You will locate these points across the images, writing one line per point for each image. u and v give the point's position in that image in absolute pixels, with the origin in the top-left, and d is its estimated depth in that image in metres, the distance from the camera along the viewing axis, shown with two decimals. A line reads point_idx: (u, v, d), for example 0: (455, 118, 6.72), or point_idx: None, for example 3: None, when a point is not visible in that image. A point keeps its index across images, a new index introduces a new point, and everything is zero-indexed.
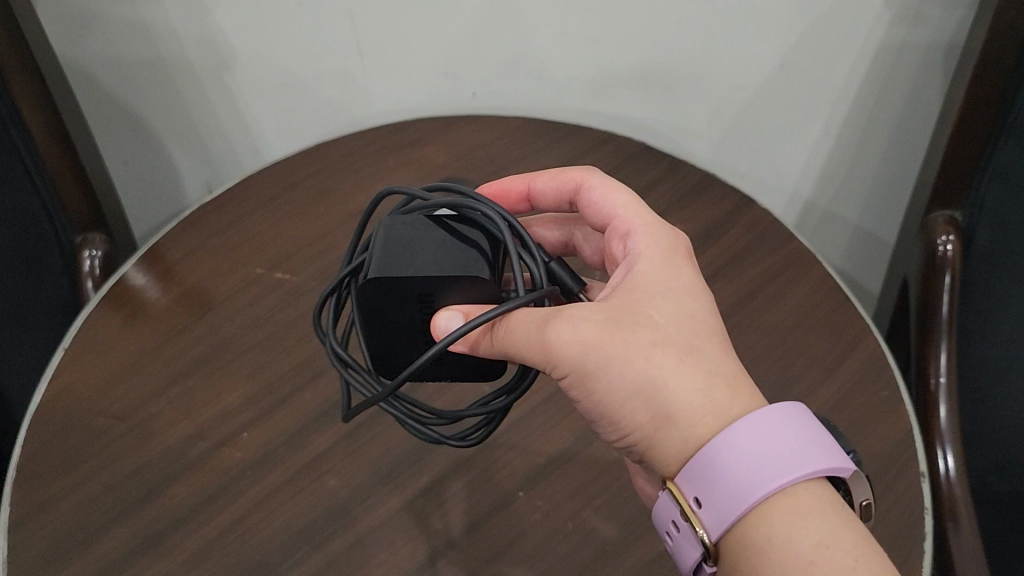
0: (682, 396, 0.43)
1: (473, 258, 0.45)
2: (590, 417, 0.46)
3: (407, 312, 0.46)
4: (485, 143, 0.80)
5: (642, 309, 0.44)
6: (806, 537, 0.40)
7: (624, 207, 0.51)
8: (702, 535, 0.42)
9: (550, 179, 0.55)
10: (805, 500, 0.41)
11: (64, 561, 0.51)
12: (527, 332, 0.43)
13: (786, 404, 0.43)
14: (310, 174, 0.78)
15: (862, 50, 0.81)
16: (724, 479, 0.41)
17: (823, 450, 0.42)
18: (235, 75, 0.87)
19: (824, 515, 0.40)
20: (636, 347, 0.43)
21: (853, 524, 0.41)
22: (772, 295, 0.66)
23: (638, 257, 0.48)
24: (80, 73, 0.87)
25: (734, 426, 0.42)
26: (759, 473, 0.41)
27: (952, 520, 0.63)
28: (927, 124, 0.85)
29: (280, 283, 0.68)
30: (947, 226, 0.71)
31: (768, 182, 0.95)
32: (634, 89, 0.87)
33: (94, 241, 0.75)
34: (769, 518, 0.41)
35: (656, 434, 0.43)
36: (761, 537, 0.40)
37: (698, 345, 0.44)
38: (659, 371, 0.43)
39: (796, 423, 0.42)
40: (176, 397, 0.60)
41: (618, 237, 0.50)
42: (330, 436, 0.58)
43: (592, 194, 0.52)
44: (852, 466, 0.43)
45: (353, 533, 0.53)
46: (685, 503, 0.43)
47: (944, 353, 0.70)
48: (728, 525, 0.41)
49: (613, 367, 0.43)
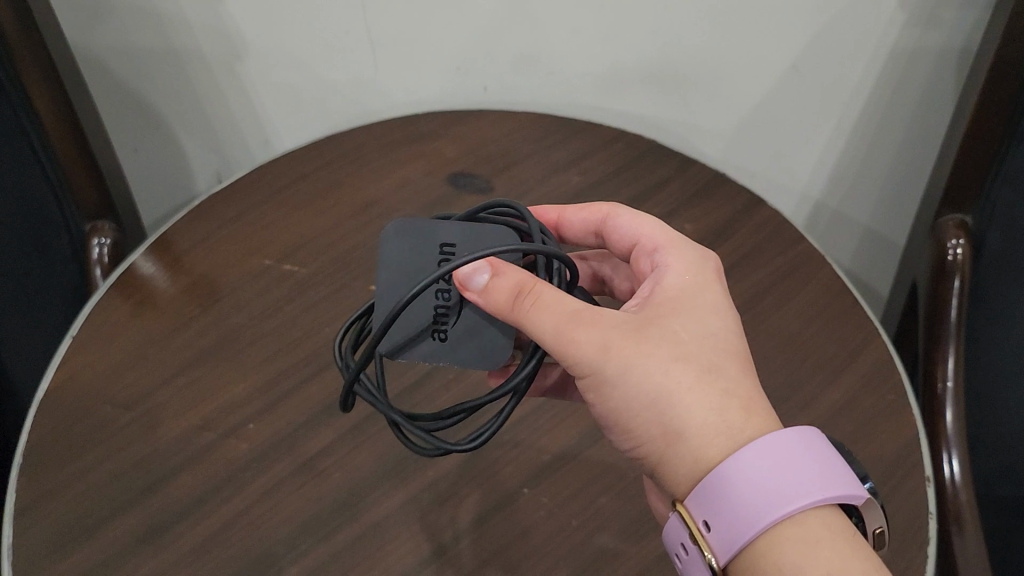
0: (696, 413, 0.43)
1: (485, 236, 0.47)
2: (605, 423, 0.47)
3: (422, 266, 0.48)
4: (495, 138, 0.80)
5: (669, 325, 0.45)
6: (816, 566, 0.40)
7: (650, 228, 0.52)
8: (709, 559, 0.42)
9: (578, 210, 0.56)
10: (815, 529, 0.41)
11: (70, 548, 0.52)
12: (554, 318, 0.44)
13: (799, 429, 0.43)
14: (319, 166, 0.77)
15: (875, 52, 0.80)
16: (734, 504, 0.41)
17: (836, 477, 0.42)
18: (246, 65, 0.87)
19: (834, 546, 0.40)
20: (658, 359, 0.44)
21: (865, 553, 0.40)
22: (780, 297, 0.66)
23: (666, 271, 0.49)
24: (91, 60, 0.87)
25: (746, 450, 0.42)
26: (769, 500, 0.41)
27: (956, 525, 0.63)
28: (939, 127, 0.85)
29: (288, 275, 0.68)
30: (957, 230, 0.70)
31: (778, 182, 0.95)
32: (646, 88, 0.87)
33: (104, 229, 0.75)
34: (778, 547, 0.40)
35: (666, 449, 0.44)
36: (770, 565, 0.40)
37: (718, 364, 0.45)
38: (677, 386, 0.44)
39: (807, 449, 0.42)
40: (183, 386, 0.61)
41: (645, 255, 0.52)
42: (336, 429, 0.58)
43: (620, 221, 0.54)
44: (865, 494, 0.42)
45: (357, 526, 0.53)
46: (694, 526, 0.43)
47: (951, 357, 0.70)
48: (736, 551, 0.41)
49: (630, 376, 0.44)
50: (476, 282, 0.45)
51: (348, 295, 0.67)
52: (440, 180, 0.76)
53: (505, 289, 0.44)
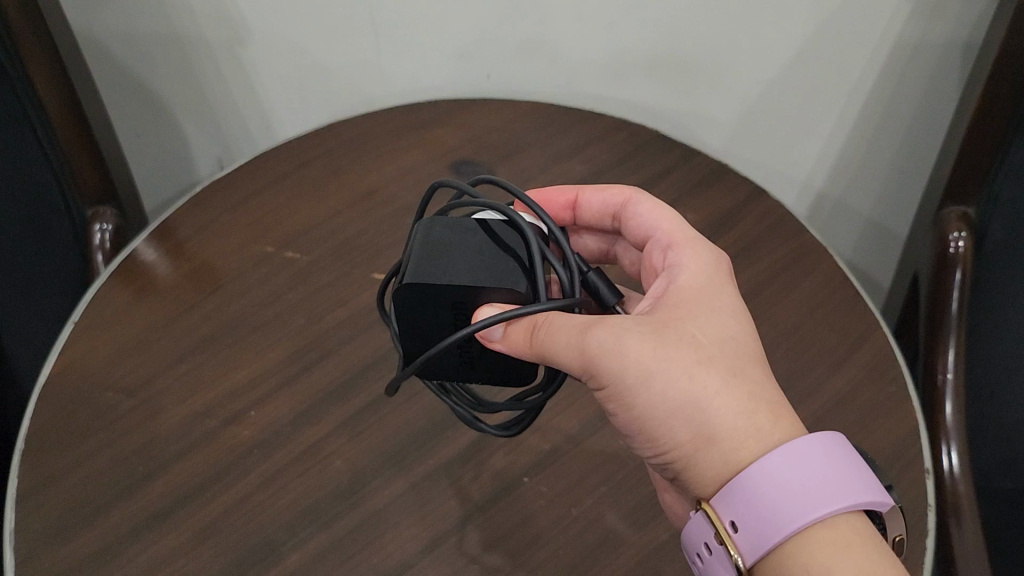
0: (726, 418, 0.43)
1: (510, 268, 0.45)
2: (627, 432, 0.47)
3: (441, 318, 0.46)
4: (498, 126, 0.79)
5: (686, 327, 0.45)
6: (845, 570, 0.40)
7: (668, 222, 0.52)
8: (736, 559, 0.42)
9: (597, 191, 0.56)
10: (843, 533, 0.41)
11: (73, 533, 0.52)
12: (568, 338, 0.43)
13: (827, 435, 0.44)
14: (322, 153, 0.77)
15: (880, 42, 0.80)
16: (764, 507, 0.42)
17: (864, 483, 0.42)
18: (248, 51, 0.86)
19: (862, 550, 0.40)
20: (680, 363, 0.44)
21: (891, 559, 0.41)
22: (782, 287, 0.66)
23: (680, 270, 0.49)
24: (93, 45, 0.87)
25: (775, 454, 0.42)
26: (797, 503, 0.41)
27: (954, 517, 0.63)
28: (945, 119, 0.85)
29: (290, 261, 0.68)
30: (959, 222, 0.71)
31: (781, 173, 0.95)
32: (649, 76, 0.86)
33: (105, 215, 0.75)
34: (806, 549, 0.41)
35: (695, 456, 0.44)
36: (798, 567, 0.41)
37: (740, 366, 0.45)
38: (703, 391, 0.44)
39: (836, 454, 0.43)
40: (184, 373, 0.61)
41: (659, 249, 0.52)
42: (338, 416, 0.58)
43: (638, 209, 0.54)
44: (891, 501, 0.43)
45: (359, 513, 0.53)
46: (721, 525, 0.43)
47: (952, 350, 0.70)
48: (762, 552, 0.42)
49: (655, 384, 0.44)
50: (494, 338, 0.45)
51: (351, 283, 0.67)
52: (442, 168, 0.76)
53: (519, 332, 0.44)
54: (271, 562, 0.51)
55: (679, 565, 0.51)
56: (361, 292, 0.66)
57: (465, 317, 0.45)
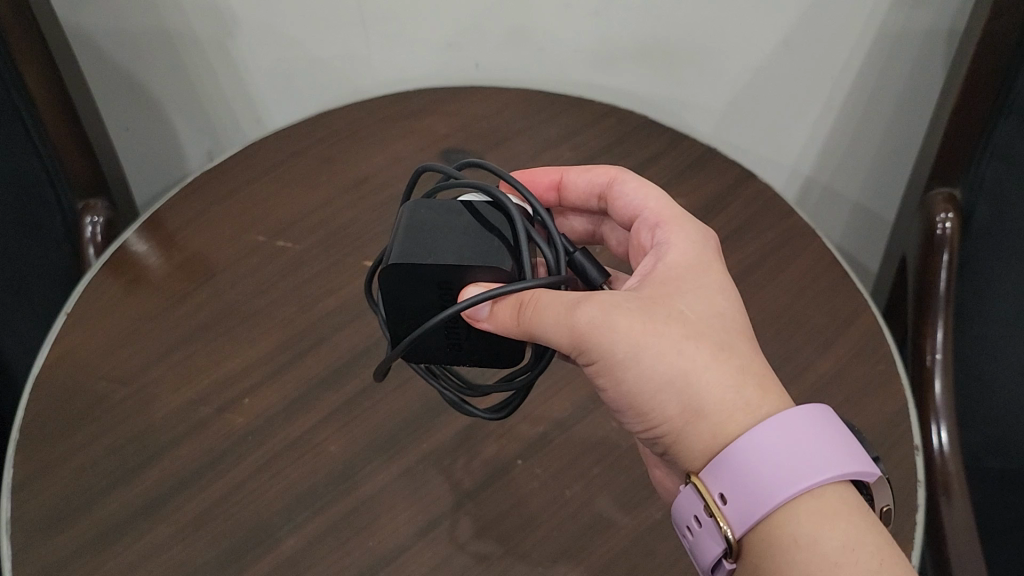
0: (715, 391, 0.44)
1: (494, 248, 0.45)
2: (616, 408, 0.47)
3: (426, 298, 0.46)
4: (487, 114, 0.80)
5: (673, 303, 0.46)
6: (833, 538, 0.41)
7: (654, 201, 0.53)
8: (725, 531, 0.43)
9: (583, 172, 0.57)
10: (830, 503, 0.42)
11: (69, 522, 0.52)
12: (556, 316, 0.44)
13: (814, 407, 0.44)
14: (312, 143, 0.78)
15: (866, 26, 0.81)
16: (752, 478, 0.42)
17: (850, 454, 0.43)
18: (237, 43, 0.86)
19: (848, 518, 0.41)
20: (669, 339, 0.44)
21: (877, 527, 0.42)
22: (771, 269, 0.67)
23: (668, 248, 0.49)
24: (82, 39, 0.87)
25: (763, 426, 0.43)
26: (786, 475, 0.42)
27: (944, 494, 0.64)
28: (931, 102, 0.85)
29: (282, 251, 0.69)
30: (946, 203, 0.71)
31: (769, 158, 0.95)
32: (638, 63, 0.87)
33: (97, 208, 0.75)
34: (794, 518, 0.41)
35: (684, 428, 0.44)
36: (786, 537, 0.41)
37: (729, 342, 0.45)
38: (692, 364, 0.44)
39: (823, 425, 0.43)
40: (178, 362, 0.61)
41: (646, 228, 0.52)
42: (332, 401, 0.59)
43: (625, 187, 0.54)
44: (876, 471, 0.43)
45: (353, 498, 0.54)
46: (709, 498, 0.43)
47: (940, 328, 0.71)
48: (751, 524, 0.42)
49: (644, 359, 0.44)
50: (481, 317, 0.45)
51: (343, 270, 0.67)
52: (432, 156, 0.76)
53: (506, 308, 0.44)
54: (267, 548, 0.51)
55: (672, 543, 0.51)
56: (354, 279, 0.66)
57: (451, 297, 0.46)
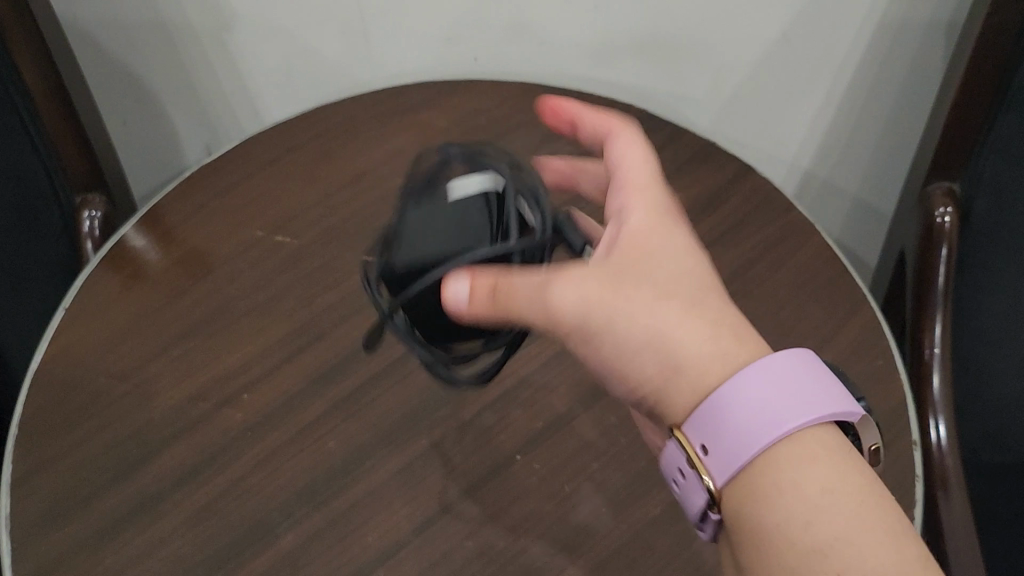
0: (689, 347, 0.46)
1: (477, 233, 0.48)
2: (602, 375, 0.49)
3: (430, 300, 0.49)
4: (486, 108, 0.79)
5: (642, 271, 0.48)
6: (811, 480, 0.44)
7: (635, 160, 0.53)
8: (707, 481, 0.46)
9: (592, 115, 0.58)
10: (809, 445, 0.44)
11: (67, 519, 0.52)
12: (528, 295, 0.47)
13: (792, 353, 0.46)
14: (310, 137, 0.77)
15: (866, 19, 0.80)
16: (733, 425, 0.45)
17: (830, 394, 0.46)
18: (235, 36, 0.86)
19: (827, 459, 0.44)
20: (641, 302, 0.47)
21: (854, 463, 0.45)
22: (771, 264, 0.67)
23: (629, 214, 0.50)
24: (78, 33, 0.86)
25: (741, 376, 0.45)
26: (765, 418, 0.44)
27: (942, 489, 0.64)
28: (930, 95, 0.85)
29: (280, 246, 0.68)
30: (945, 198, 0.71)
31: (768, 151, 0.95)
32: (637, 57, 0.86)
33: (94, 202, 0.75)
34: (775, 464, 0.44)
35: (664, 388, 0.47)
36: (770, 482, 0.44)
37: (699, 300, 0.47)
38: (666, 323, 0.46)
39: (802, 369, 0.46)
40: (176, 358, 0.61)
41: (613, 191, 0.52)
42: (331, 397, 0.59)
43: (616, 142, 0.54)
44: (858, 411, 0.46)
45: (353, 493, 0.54)
46: (692, 449, 0.46)
47: (938, 323, 0.71)
48: (731, 474, 0.45)
49: (618, 325, 0.47)
50: (459, 304, 0.47)
51: (342, 265, 0.67)
52: (431, 150, 0.76)
53: (481, 295, 0.46)
54: (266, 544, 0.51)
55: (671, 539, 0.52)
56: (352, 274, 0.66)
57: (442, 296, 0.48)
